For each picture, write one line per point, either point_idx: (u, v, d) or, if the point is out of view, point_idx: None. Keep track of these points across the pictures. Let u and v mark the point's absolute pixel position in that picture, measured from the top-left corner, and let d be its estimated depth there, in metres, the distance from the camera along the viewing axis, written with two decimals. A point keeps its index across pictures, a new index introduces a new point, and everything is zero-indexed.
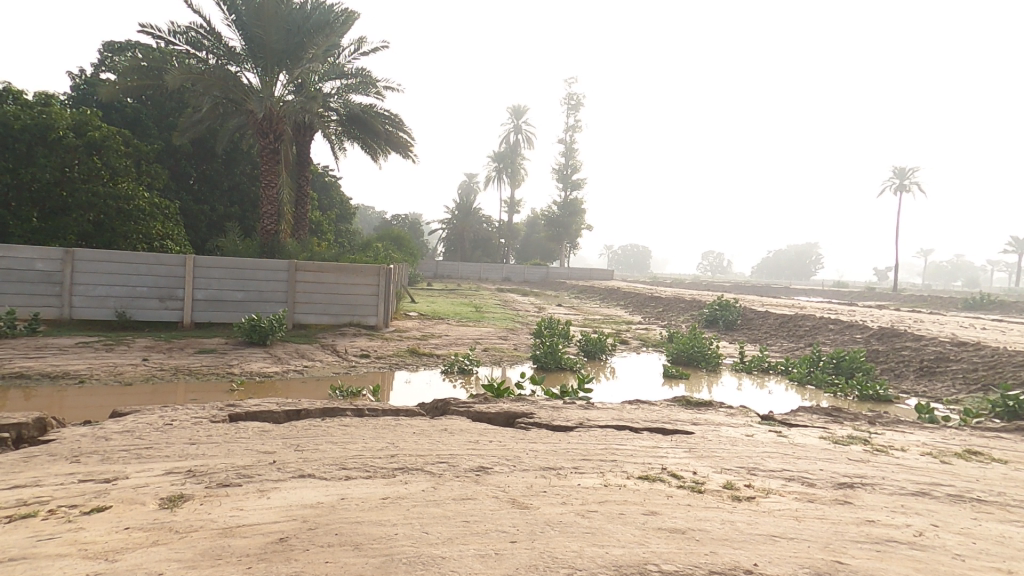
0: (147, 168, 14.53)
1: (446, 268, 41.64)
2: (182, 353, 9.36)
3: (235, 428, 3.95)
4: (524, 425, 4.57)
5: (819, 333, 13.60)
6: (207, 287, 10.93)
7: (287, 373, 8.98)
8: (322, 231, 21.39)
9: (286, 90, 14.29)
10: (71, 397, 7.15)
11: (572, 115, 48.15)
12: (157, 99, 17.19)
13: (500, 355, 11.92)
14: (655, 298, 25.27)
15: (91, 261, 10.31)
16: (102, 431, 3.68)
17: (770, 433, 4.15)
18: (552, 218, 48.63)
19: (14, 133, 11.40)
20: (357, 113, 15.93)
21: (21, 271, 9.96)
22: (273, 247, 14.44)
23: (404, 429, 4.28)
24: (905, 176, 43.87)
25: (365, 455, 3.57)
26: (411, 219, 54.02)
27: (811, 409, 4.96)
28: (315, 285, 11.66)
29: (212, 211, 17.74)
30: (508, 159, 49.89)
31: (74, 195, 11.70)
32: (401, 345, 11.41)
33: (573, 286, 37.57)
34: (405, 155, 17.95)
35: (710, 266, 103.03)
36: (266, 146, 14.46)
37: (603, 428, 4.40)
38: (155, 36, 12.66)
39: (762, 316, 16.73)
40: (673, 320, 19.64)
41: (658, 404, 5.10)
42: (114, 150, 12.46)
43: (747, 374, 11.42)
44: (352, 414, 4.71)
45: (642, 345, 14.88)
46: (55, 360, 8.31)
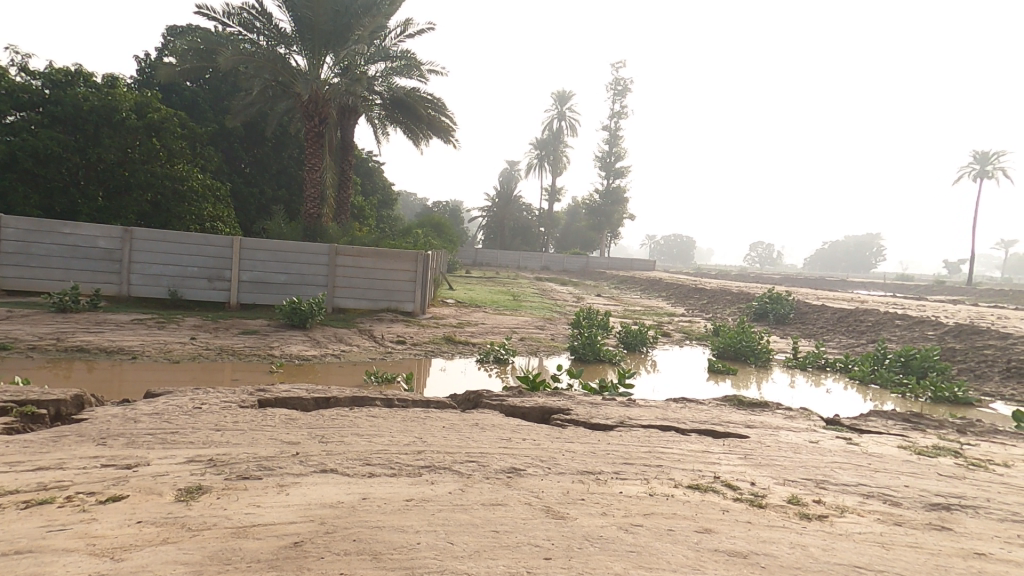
0: (201, 150, 14.89)
1: (486, 255, 41.55)
2: (226, 333, 9.53)
3: (262, 415, 3.84)
4: (560, 422, 4.29)
5: (883, 328, 12.66)
6: (252, 269, 11.11)
7: (326, 357, 9.00)
8: (364, 216, 21.64)
9: (332, 72, 14.30)
10: (125, 372, 7.34)
11: (617, 101, 46.89)
12: (213, 83, 17.60)
13: (538, 344, 11.66)
14: (699, 290, 24.40)
15: (147, 240, 10.63)
16: (133, 412, 3.63)
17: (839, 440, 3.71)
18: (594, 206, 47.73)
19: (83, 114, 11.82)
20: (400, 97, 15.84)
21: (85, 247, 10.35)
22: (317, 231, 14.61)
23: (434, 422, 4.08)
24: (988, 161, 40.71)
25: (390, 451, 3.37)
26: (452, 206, 54.31)
27: (885, 414, 4.45)
28: (354, 270, 11.68)
29: (260, 194, 18.16)
30: (550, 146, 49.18)
31: (134, 175, 12.08)
32: (438, 331, 11.31)
33: (615, 275, 36.82)
34: (447, 140, 17.79)
35: (757, 258, 99.25)
36: (310, 130, 14.56)
37: (646, 428, 4.06)
38: (210, 18, 12.87)
39: (818, 310, 15.79)
40: (719, 313, 18.85)
41: (707, 403, 4.71)
42: (172, 132, 12.74)
43: (802, 371, 10.73)
44: (382, 405, 4.57)
45: (686, 338, 14.31)
46: (109, 336, 8.59)
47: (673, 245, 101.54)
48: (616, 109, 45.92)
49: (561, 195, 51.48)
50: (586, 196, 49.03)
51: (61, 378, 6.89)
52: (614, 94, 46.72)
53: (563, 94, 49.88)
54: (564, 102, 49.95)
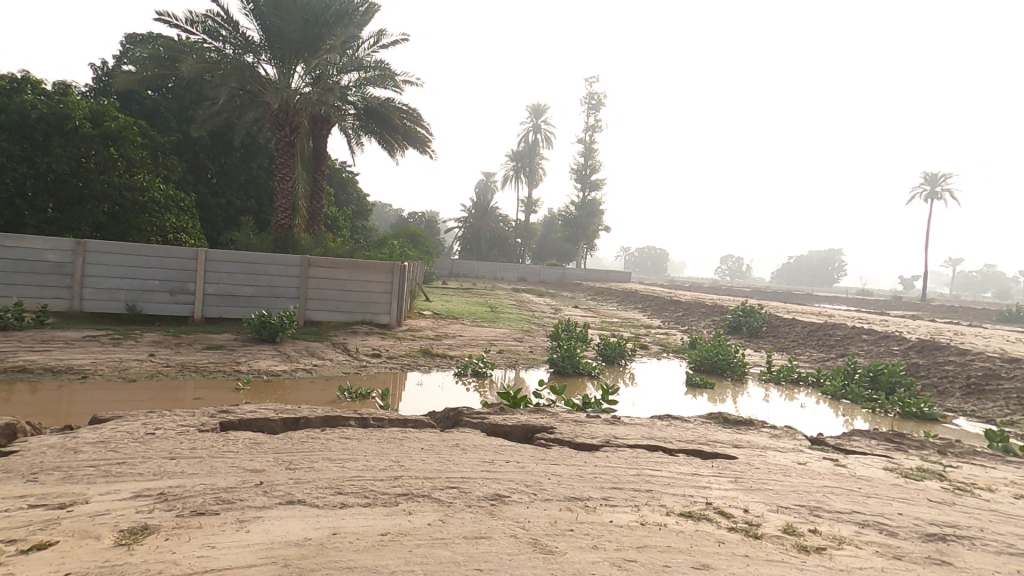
0: (164, 160, 14.36)
1: (462, 267, 41.27)
2: (189, 349, 9.08)
3: (223, 440, 3.56)
4: (544, 442, 4.12)
5: (851, 343, 12.88)
6: (218, 281, 10.67)
7: (296, 372, 8.64)
8: (338, 227, 21.24)
9: (303, 81, 14.01)
10: (76, 393, 6.88)
11: (592, 115, 47.44)
12: (177, 92, 17.08)
13: (515, 358, 11.46)
14: (674, 302, 24.60)
15: (102, 253, 10.10)
16: (75, 441, 3.32)
17: (827, 461, 3.62)
18: (570, 218, 48.02)
19: (31, 123, 11.32)
20: (375, 107, 15.62)
21: (32, 261, 9.79)
22: (287, 242, 14.19)
23: (411, 444, 3.86)
24: (937, 182, 42.43)
25: (364, 477, 3.14)
26: (428, 217, 53.97)
27: (867, 432, 4.41)
28: (328, 281, 11.34)
29: (228, 204, 17.62)
30: (526, 158, 49.38)
31: (89, 185, 11.52)
32: (413, 345, 11.03)
33: (590, 288, 36.95)
34: (423, 151, 17.60)
35: (729, 271, 101.31)
36: (281, 139, 14.18)
37: (632, 448, 3.92)
38: (172, 25, 12.47)
39: (789, 323, 16.02)
40: (694, 325, 18.98)
41: (692, 420, 4.61)
42: (131, 141, 12.25)
43: (776, 385, 10.79)
44: (356, 425, 4.33)
45: (662, 351, 14.31)
46: (59, 354, 8.08)
47: (648, 256, 102.92)
48: (590, 122, 46.46)
49: (537, 207, 51.66)
50: (562, 209, 49.30)
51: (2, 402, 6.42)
52: (588, 108, 47.28)
53: (539, 107, 50.26)
54: (540, 115, 50.35)
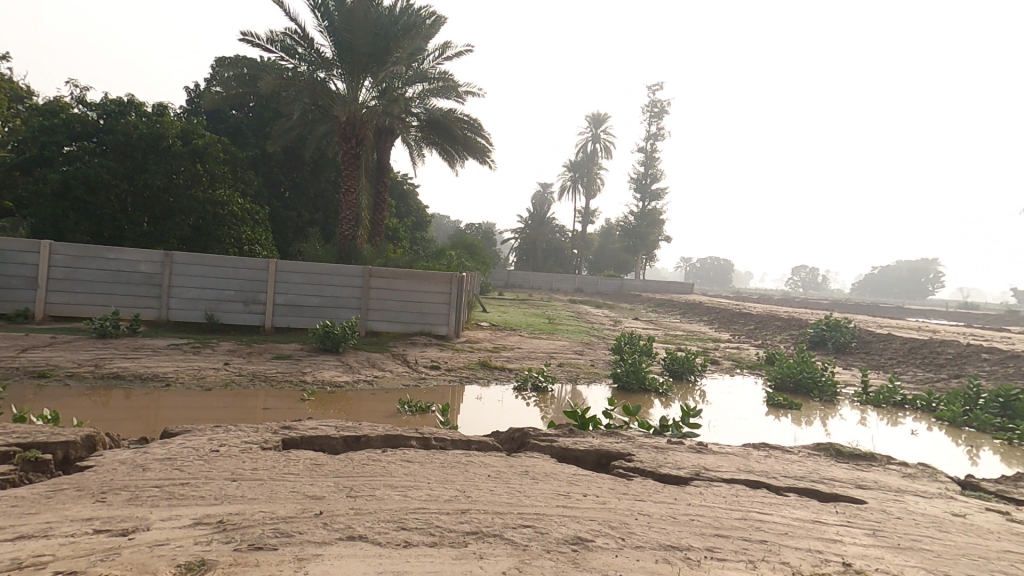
0: (242, 175, 15.06)
1: (519, 277, 41.15)
2: (259, 358, 9.27)
3: (284, 460, 3.38)
4: (624, 471, 3.68)
5: (967, 363, 11.48)
6: (287, 292, 10.92)
7: (358, 383, 8.58)
8: (398, 238, 21.64)
9: (370, 95, 14.33)
10: (163, 399, 7.13)
11: (653, 122, 46.30)
12: (257, 110, 17.99)
13: (577, 371, 10.98)
14: (745, 314, 23.24)
15: (186, 264, 10.58)
16: (143, 457, 3.22)
17: (991, 516, 3.02)
18: (630, 228, 46.87)
19: (132, 141, 12.02)
20: (438, 118, 15.74)
21: (129, 272, 10.35)
22: (351, 253, 14.46)
23: (478, 470, 3.54)
24: None
25: (430, 509, 2.83)
26: (485, 228, 54.43)
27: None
28: (389, 292, 11.36)
29: (297, 217, 18.31)
30: (584, 168, 48.86)
31: (178, 200, 12.16)
32: (472, 357, 10.80)
33: (652, 298, 35.75)
34: (483, 162, 17.59)
35: (798, 282, 95.76)
36: (347, 151, 14.45)
37: (729, 484, 3.41)
38: (254, 44, 13.07)
39: (883, 339, 14.59)
40: (769, 340, 17.74)
41: (795, 453, 4.02)
42: (214, 157, 12.88)
43: (876, 408, 9.68)
44: (418, 445, 4.08)
45: (735, 367, 13.38)
46: (146, 361, 8.42)
47: (709, 267, 99.02)
48: (652, 130, 45.40)
49: (595, 216, 50.89)
50: (620, 218, 48.29)
51: (99, 405, 6.73)
52: (649, 116, 46.21)
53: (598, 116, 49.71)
54: (598, 125, 49.83)
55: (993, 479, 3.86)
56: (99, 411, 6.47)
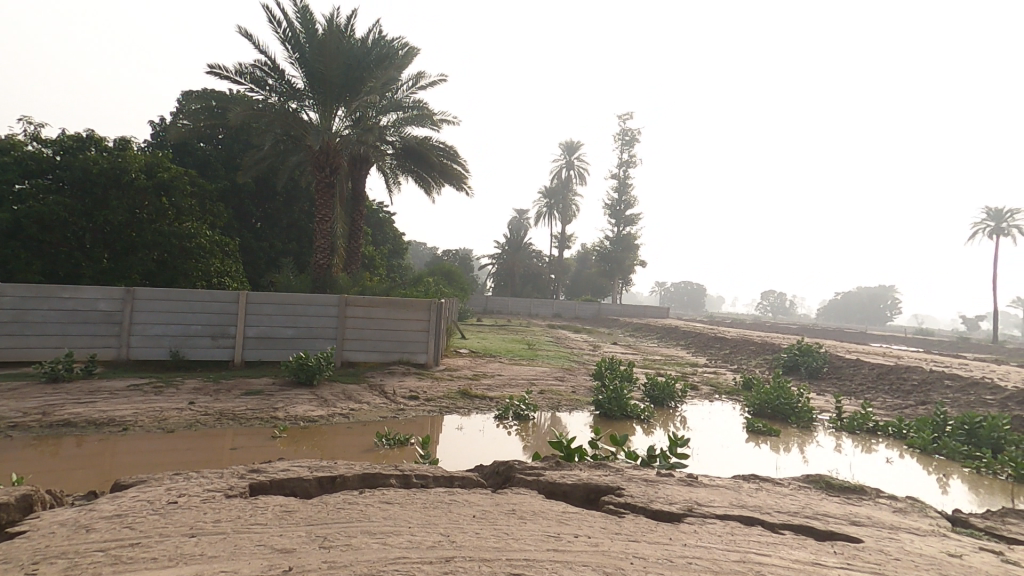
0: (211, 207, 14.73)
1: (497, 304, 41.02)
2: (227, 395, 8.85)
3: (251, 508, 3.14)
4: (615, 508, 3.53)
5: (932, 390, 11.69)
6: (258, 322, 10.56)
7: (333, 417, 8.24)
8: (375, 266, 21.39)
9: (343, 124, 14.29)
10: (119, 445, 6.71)
11: (625, 151, 47.41)
12: (226, 141, 17.74)
13: (558, 399, 10.80)
14: (720, 339, 23.49)
15: (149, 300, 10.15)
16: (89, 516, 2.94)
17: (989, 555, 2.97)
18: (605, 254, 47.40)
19: (91, 177, 11.62)
20: (413, 147, 15.77)
21: (85, 311, 9.85)
22: (326, 282, 14.15)
23: (461, 510, 3.34)
24: (1000, 218, 40.21)
25: (411, 558, 2.63)
26: (462, 254, 54.37)
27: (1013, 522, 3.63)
28: (365, 321, 11.08)
29: (270, 247, 17.94)
30: (559, 195, 49.53)
31: (141, 234, 11.78)
32: (452, 386, 10.54)
33: (629, 324, 35.95)
34: (460, 188, 17.63)
35: (770, 304, 97.90)
36: (321, 180, 14.36)
37: (724, 520, 3.29)
38: (222, 76, 12.96)
39: (854, 363, 14.84)
40: (745, 365, 17.88)
41: (787, 486, 3.93)
42: (181, 190, 12.56)
43: (851, 435, 9.75)
44: (398, 484, 3.88)
45: (714, 392, 13.39)
46: (103, 405, 7.92)
47: (684, 291, 100.59)
48: (624, 158, 46.46)
49: (571, 242, 51.39)
50: (596, 244, 48.86)
51: (46, 456, 6.28)
52: (621, 145, 47.33)
53: (571, 145, 50.73)
54: (572, 153, 50.73)
55: (980, 515, 3.85)
56: (46, 464, 6.02)
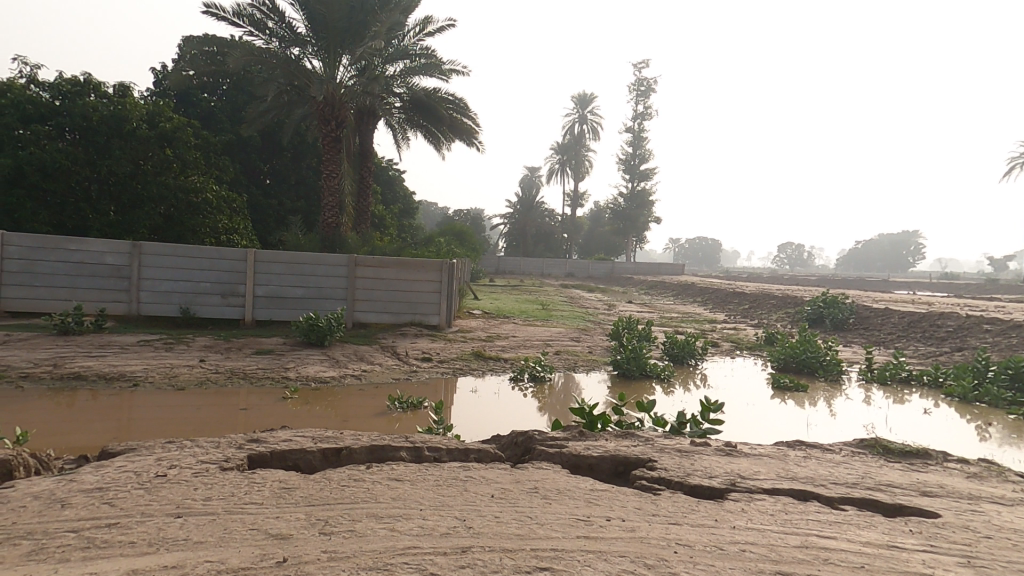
0: (215, 161, 14.28)
1: (509, 263, 40.60)
2: (238, 354, 8.66)
3: (247, 484, 2.84)
4: (648, 484, 3.18)
5: (967, 336, 11.18)
6: (267, 283, 10.27)
7: (346, 379, 8.01)
8: (385, 226, 21.01)
9: (348, 73, 13.54)
10: (134, 400, 6.59)
11: (640, 101, 45.54)
12: (230, 92, 17.10)
13: (574, 359, 10.50)
14: (738, 294, 22.92)
15: (156, 255, 9.88)
16: (68, 488, 2.66)
17: None
18: (619, 210, 46.33)
19: (93, 125, 11.15)
20: (421, 99, 15.02)
21: (92, 264, 9.63)
22: (336, 241, 13.79)
23: (478, 488, 3.02)
24: None
25: (423, 548, 2.30)
26: (473, 214, 53.61)
27: None
28: (375, 282, 10.74)
29: (278, 205, 17.56)
30: (572, 150, 48.10)
31: (147, 187, 11.41)
32: (465, 346, 10.28)
33: (644, 281, 35.37)
34: (470, 143, 16.92)
35: (787, 260, 96.08)
36: (327, 134, 13.75)
37: (774, 497, 2.93)
38: (218, 17, 12.21)
39: (882, 314, 14.28)
40: (766, 319, 17.40)
41: (838, 454, 3.55)
42: (185, 141, 12.16)
43: (882, 386, 9.33)
44: (409, 457, 3.59)
45: (736, 348, 13.00)
46: (112, 360, 7.77)
47: (699, 248, 99.04)
48: (639, 109, 44.71)
49: (584, 199, 50.25)
50: (610, 201, 47.71)
51: (62, 408, 6.19)
52: (636, 94, 45.42)
53: (584, 97, 48.83)
54: (585, 105, 48.95)
55: None
56: (58, 417, 5.90)
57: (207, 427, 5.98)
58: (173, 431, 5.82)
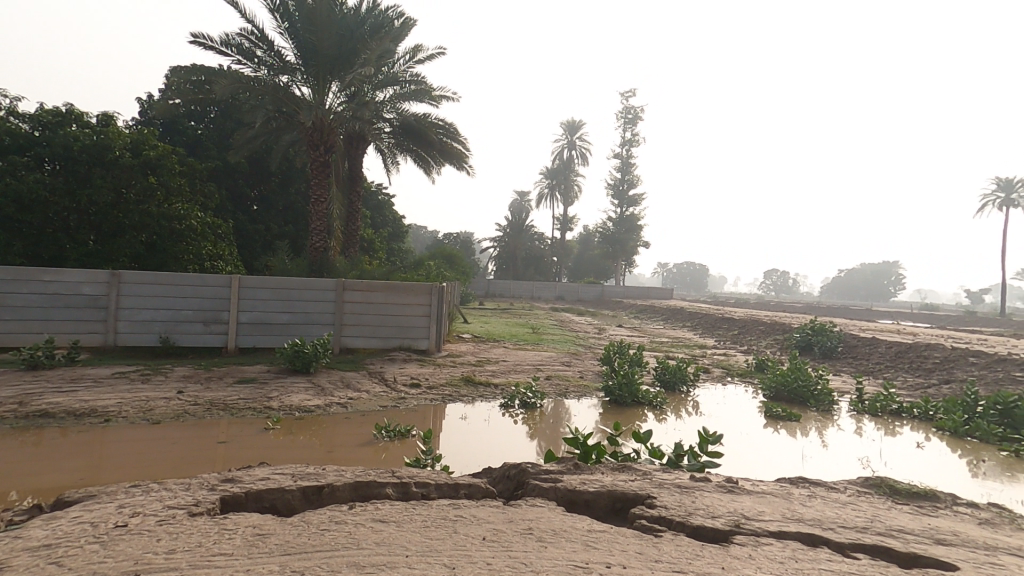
0: (201, 186, 14.13)
1: (499, 287, 40.53)
2: (219, 384, 8.37)
3: (217, 533, 2.62)
4: (648, 524, 3.02)
5: (955, 368, 11.21)
6: (252, 308, 10.04)
7: (331, 407, 7.76)
8: (374, 249, 20.90)
9: (337, 100, 13.57)
10: (107, 436, 6.29)
11: (628, 129, 46.34)
12: (217, 121, 17.09)
13: (565, 385, 10.33)
14: (727, 319, 22.98)
15: (136, 283, 9.62)
16: (16, 547, 2.42)
17: None
18: (608, 235, 46.67)
19: (73, 154, 11.04)
20: (411, 125, 15.08)
21: (67, 295, 9.34)
22: (324, 265, 13.60)
23: (469, 531, 2.83)
24: (1011, 188, 39.40)
25: None
26: (463, 237, 53.70)
27: None
28: (363, 305, 10.55)
29: (265, 230, 17.37)
30: (561, 175, 48.61)
31: (128, 215, 11.21)
32: (455, 372, 10.07)
33: (633, 305, 35.43)
34: (460, 168, 16.98)
35: (773, 284, 97.15)
36: (315, 159, 13.69)
37: (782, 541, 2.78)
38: (207, 47, 12.24)
39: (869, 342, 14.33)
40: (755, 345, 17.39)
41: (844, 494, 3.42)
42: (169, 169, 11.89)
43: (873, 418, 9.25)
44: (395, 494, 3.40)
45: (726, 375, 12.92)
46: (85, 394, 7.45)
47: (687, 272, 99.92)
48: (627, 137, 45.48)
49: (573, 223, 50.62)
50: (599, 226, 48.09)
51: (27, 448, 5.88)
52: (624, 122, 46.23)
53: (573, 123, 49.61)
54: (574, 132, 49.66)
55: None
56: (26, 458, 5.59)
57: (186, 465, 5.69)
58: (150, 470, 5.53)
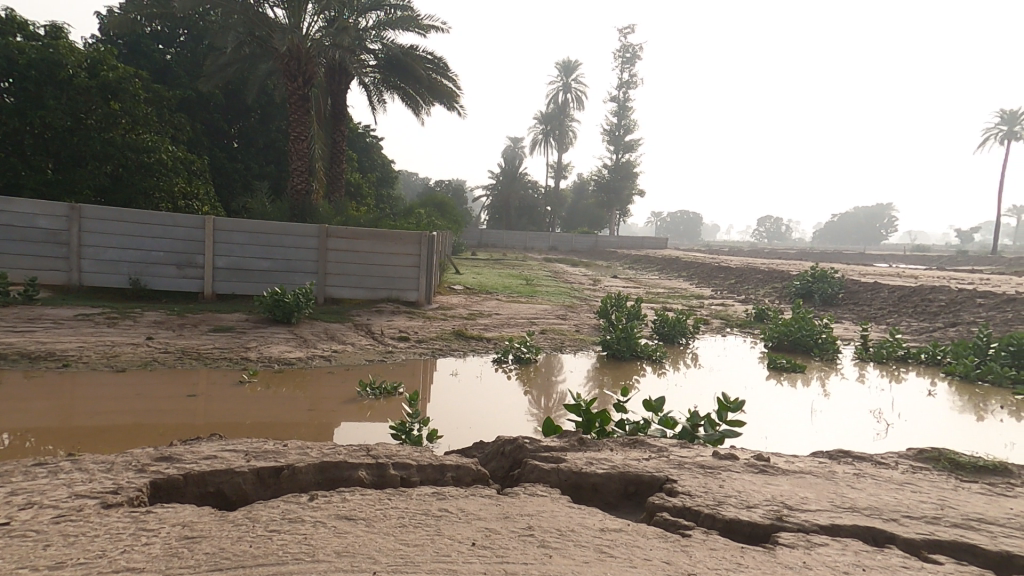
0: (169, 117, 12.99)
1: (491, 236, 39.65)
2: (192, 332, 7.75)
3: (131, 535, 2.05)
4: (674, 519, 2.49)
5: (961, 311, 10.83)
6: (229, 254, 9.30)
7: (313, 360, 7.21)
8: (361, 194, 19.90)
9: (314, 24, 12.29)
10: (65, 383, 5.70)
11: (625, 69, 44.21)
12: (188, 46, 15.71)
13: (561, 338, 9.84)
14: (723, 268, 22.48)
15: (99, 221, 8.80)
16: None
17: None
18: (603, 181, 45.40)
19: (19, 70, 9.82)
20: (397, 57, 13.85)
21: (22, 228, 8.53)
22: (306, 210, 12.73)
23: (456, 531, 2.29)
24: (1013, 124, 38.39)
25: None
26: (455, 185, 52.17)
27: None
28: (348, 254, 9.83)
29: (245, 169, 16.31)
30: (556, 119, 46.72)
31: (87, 143, 10.18)
32: (446, 324, 9.50)
33: (626, 255, 34.82)
34: (451, 108, 15.83)
35: (767, 233, 96.65)
36: (293, 92, 12.50)
37: (840, 541, 2.28)
38: None
39: (871, 288, 13.90)
40: (753, 294, 16.96)
41: (897, 475, 2.94)
42: (132, 94, 10.81)
43: (879, 365, 8.90)
44: (369, 477, 2.85)
45: (725, 325, 12.49)
46: (41, 337, 6.81)
47: (680, 222, 99.02)
48: (624, 78, 43.52)
49: (568, 170, 49.12)
50: (594, 173, 46.70)
51: None
52: (622, 62, 44.00)
53: (569, 64, 47.29)
54: (570, 73, 47.37)
55: None
56: None
57: (155, 414, 5.16)
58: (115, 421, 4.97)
